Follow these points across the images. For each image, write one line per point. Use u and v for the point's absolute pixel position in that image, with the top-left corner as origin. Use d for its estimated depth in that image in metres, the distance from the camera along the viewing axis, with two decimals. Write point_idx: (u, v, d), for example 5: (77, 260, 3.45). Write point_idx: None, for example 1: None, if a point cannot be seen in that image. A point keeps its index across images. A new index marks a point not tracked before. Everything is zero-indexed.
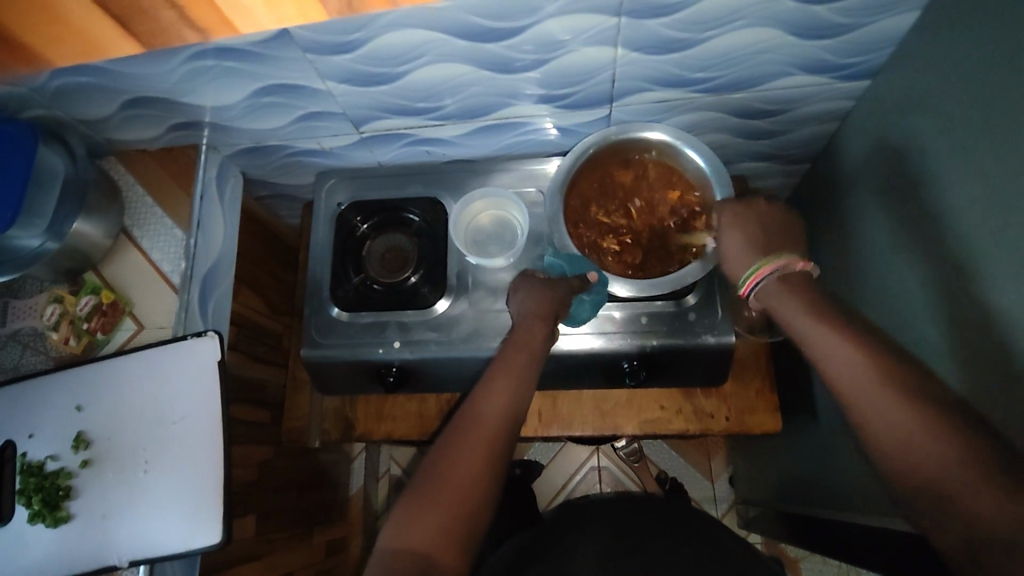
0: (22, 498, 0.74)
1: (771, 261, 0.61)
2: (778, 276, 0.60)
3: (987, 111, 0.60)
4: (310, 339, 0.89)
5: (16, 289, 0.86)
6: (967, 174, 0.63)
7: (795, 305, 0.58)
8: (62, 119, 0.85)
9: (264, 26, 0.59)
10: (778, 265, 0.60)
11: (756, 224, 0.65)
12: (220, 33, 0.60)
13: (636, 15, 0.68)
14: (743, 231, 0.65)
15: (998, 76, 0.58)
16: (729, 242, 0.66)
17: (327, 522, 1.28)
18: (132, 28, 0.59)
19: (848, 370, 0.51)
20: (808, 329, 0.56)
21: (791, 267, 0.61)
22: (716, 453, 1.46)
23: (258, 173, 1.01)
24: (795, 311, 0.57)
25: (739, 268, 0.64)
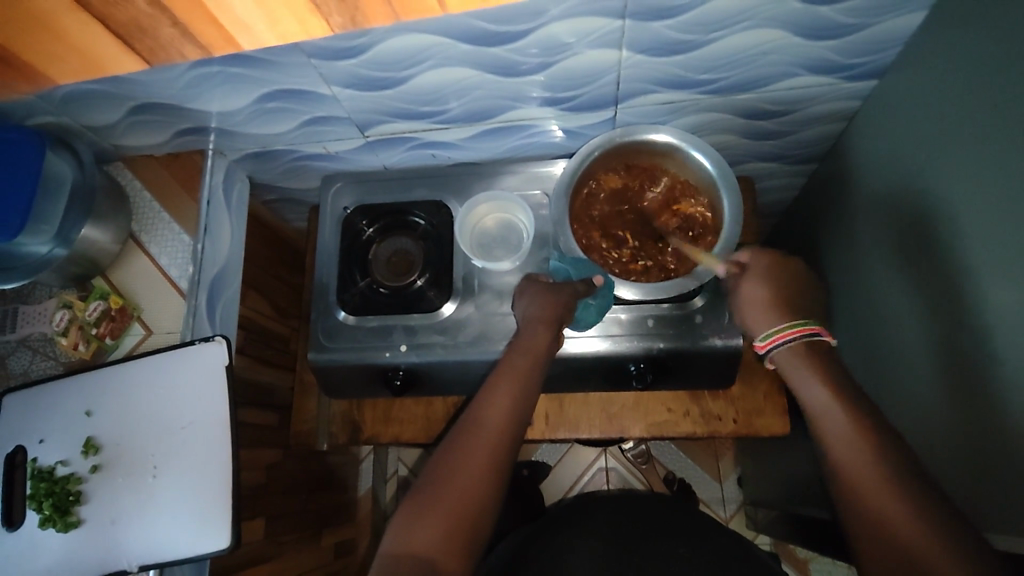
0: (34, 503, 0.74)
1: (795, 327, 0.62)
2: (798, 343, 0.62)
3: (998, 112, 0.59)
4: (317, 343, 0.89)
5: (25, 294, 0.86)
6: (979, 176, 0.63)
7: (809, 375, 0.60)
8: (69, 126, 0.85)
9: (263, 42, 0.59)
10: (802, 333, 0.62)
11: (782, 280, 0.65)
12: (222, 49, 0.60)
13: (640, 17, 0.68)
14: (768, 286, 0.64)
15: (1009, 76, 0.58)
16: (748, 291, 0.66)
17: (335, 524, 1.28)
18: (134, 44, 0.60)
19: (838, 429, 0.57)
20: (810, 392, 0.60)
21: (815, 336, 0.62)
22: (724, 453, 1.45)
23: (264, 178, 1.01)
24: (806, 377, 0.60)
25: (756, 325, 0.65)
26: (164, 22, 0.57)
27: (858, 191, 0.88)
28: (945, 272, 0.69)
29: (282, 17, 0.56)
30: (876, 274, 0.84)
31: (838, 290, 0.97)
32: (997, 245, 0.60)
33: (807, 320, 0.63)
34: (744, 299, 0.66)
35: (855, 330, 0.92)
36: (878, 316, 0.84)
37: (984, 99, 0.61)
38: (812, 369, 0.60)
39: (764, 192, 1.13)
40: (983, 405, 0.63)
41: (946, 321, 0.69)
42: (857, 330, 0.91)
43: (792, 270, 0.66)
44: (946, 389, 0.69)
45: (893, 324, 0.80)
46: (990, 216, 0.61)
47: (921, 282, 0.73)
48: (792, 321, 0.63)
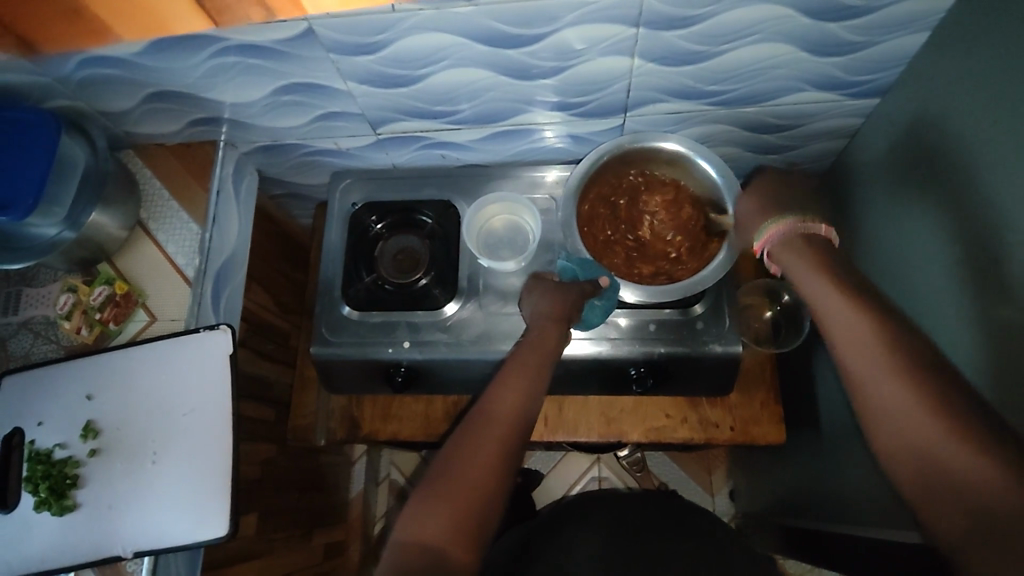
0: (29, 486, 0.74)
1: (794, 217, 0.62)
2: (791, 236, 0.62)
3: (990, 130, 0.61)
4: (320, 337, 0.89)
5: (30, 278, 0.86)
6: (969, 197, 0.65)
7: (806, 262, 0.60)
8: (84, 111, 0.86)
9: (327, 5, 0.65)
10: (795, 225, 0.62)
11: (780, 193, 0.66)
12: (285, 12, 0.65)
13: (654, 26, 0.70)
14: (767, 200, 0.66)
15: (1002, 97, 0.60)
16: (749, 207, 0.68)
17: (326, 524, 1.27)
18: (203, 4, 0.64)
19: (863, 342, 0.54)
20: (820, 293, 0.57)
21: (813, 229, 0.62)
22: (716, 467, 1.46)
23: (273, 171, 1.02)
24: (805, 267, 0.59)
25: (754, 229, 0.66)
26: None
27: (857, 208, 0.90)
28: (937, 298, 0.71)
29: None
30: (875, 290, 0.85)
31: None
32: (987, 266, 0.62)
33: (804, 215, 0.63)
34: (747, 210, 0.67)
35: None
36: None
37: (978, 117, 0.63)
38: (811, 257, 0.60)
39: None
40: None
41: (940, 337, 0.70)
42: None
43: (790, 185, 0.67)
44: None
45: None
46: (984, 226, 0.62)
47: (918, 302, 0.75)
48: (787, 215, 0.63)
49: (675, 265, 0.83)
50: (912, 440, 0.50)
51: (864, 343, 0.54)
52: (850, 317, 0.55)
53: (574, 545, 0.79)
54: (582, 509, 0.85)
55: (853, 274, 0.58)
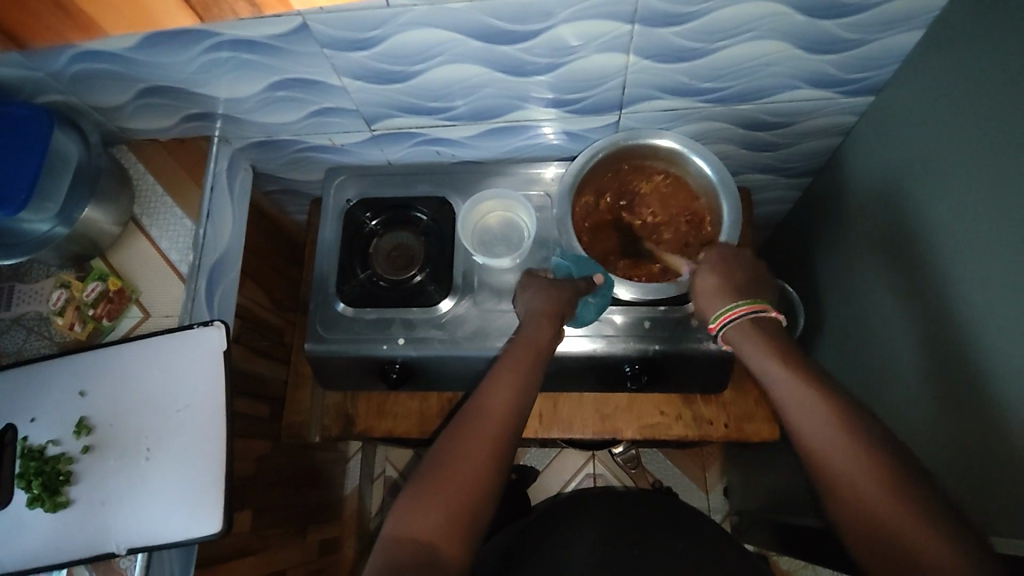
0: (22, 482, 0.74)
1: (744, 304, 0.67)
2: (748, 320, 0.66)
3: (995, 134, 0.61)
4: (314, 334, 0.89)
5: (22, 273, 0.86)
6: (973, 199, 0.65)
7: (759, 346, 0.64)
8: (76, 106, 0.85)
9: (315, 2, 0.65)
10: (750, 310, 0.66)
11: (732, 269, 0.70)
12: (272, 8, 0.66)
13: (649, 23, 0.70)
14: (718, 274, 0.70)
15: (1005, 100, 0.60)
16: (701, 279, 0.71)
17: (321, 521, 1.27)
18: None
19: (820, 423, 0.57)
20: (776, 376, 0.61)
21: (763, 313, 0.66)
22: (711, 464, 1.46)
23: (267, 167, 1.01)
24: (756, 348, 0.64)
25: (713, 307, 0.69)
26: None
27: (853, 207, 0.90)
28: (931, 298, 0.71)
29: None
30: (870, 287, 0.86)
31: (831, 302, 0.99)
32: (987, 268, 0.62)
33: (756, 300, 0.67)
34: (696, 289, 0.72)
35: (844, 341, 0.94)
36: (869, 329, 0.86)
37: (982, 121, 0.63)
38: (762, 343, 0.64)
39: (760, 205, 1.15)
40: (973, 418, 0.65)
41: (936, 336, 0.71)
42: (848, 342, 0.93)
43: (742, 259, 0.72)
44: (932, 402, 0.71)
45: (885, 336, 0.82)
46: (987, 225, 0.63)
47: (913, 302, 0.75)
48: (738, 302, 0.67)
49: (664, 269, 0.82)
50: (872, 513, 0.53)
51: (822, 424, 0.57)
52: (805, 397, 0.59)
53: (570, 544, 0.80)
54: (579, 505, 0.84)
55: (803, 358, 0.62)
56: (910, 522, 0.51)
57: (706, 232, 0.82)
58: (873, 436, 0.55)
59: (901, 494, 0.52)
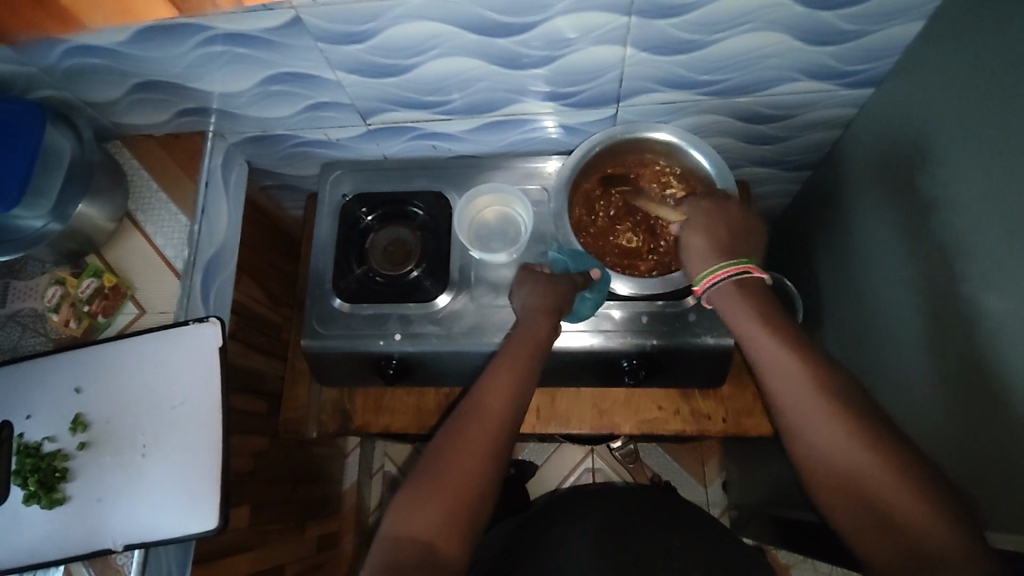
0: (18, 479, 0.73)
1: (732, 266, 0.67)
2: (734, 282, 0.66)
3: (996, 124, 0.61)
4: (311, 329, 0.89)
5: (17, 269, 0.85)
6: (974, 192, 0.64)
7: (749, 313, 0.64)
8: (70, 101, 0.85)
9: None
10: (737, 271, 0.66)
11: (717, 225, 0.71)
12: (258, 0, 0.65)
13: (646, 15, 0.69)
14: (706, 234, 0.70)
15: (1006, 92, 0.59)
16: (689, 240, 0.72)
17: (319, 516, 1.27)
18: None
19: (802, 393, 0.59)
20: (757, 338, 0.62)
21: (749, 274, 0.67)
22: (710, 458, 1.46)
23: (263, 162, 1.01)
24: (744, 316, 0.64)
25: (697, 268, 0.70)
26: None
27: (852, 201, 0.90)
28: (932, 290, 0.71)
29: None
30: (869, 282, 0.85)
31: (830, 297, 0.98)
32: (986, 259, 0.62)
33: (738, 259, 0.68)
34: (684, 248, 0.72)
35: (843, 335, 0.94)
36: (869, 324, 0.86)
37: (983, 111, 0.62)
38: (753, 310, 0.64)
39: (758, 198, 1.15)
40: (971, 414, 0.64)
41: (936, 330, 0.70)
42: (846, 336, 0.93)
43: (727, 215, 0.72)
44: (931, 397, 0.71)
45: (884, 331, 0.82)
46: (986, 218, 0.62)
47: (908, 294, 0.75)
48: (724, 262, 0.68)
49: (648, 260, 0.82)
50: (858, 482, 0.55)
51: (808, 394, 0.58)
52: (799, 373, 0.59)
53: (566, 541, 0.79)
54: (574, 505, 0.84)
55: (781, 317, 0.64)
56: (896, 491, 0.54)
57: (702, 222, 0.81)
58: (864, 408, 0.57)
59: (890, 464, 0.55)
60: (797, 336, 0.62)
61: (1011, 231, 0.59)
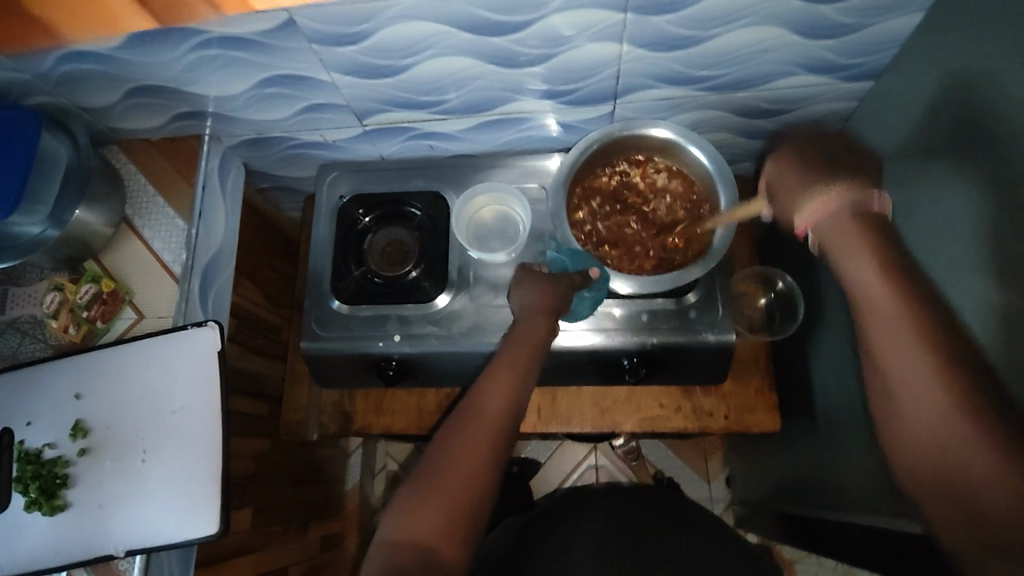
0: (19, 486, 0.73)
1: (837, 192, 0.57)
2: (841, 211, 0.57)
3: (982, 118, 0.60)
4: (310, 332, 0.89)
5: (15, 276, 0.85)
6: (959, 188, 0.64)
7: (855, 244, 0.55)
8: (65, 107, 0.84)
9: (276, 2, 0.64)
10: (848, 198, 0.56)
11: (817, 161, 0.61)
12: (231, 8, 0.65)
13: (642, 11, 0.68)
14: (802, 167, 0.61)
15: (994, 85, 0.58)
16: (783, 176, 0.63)
17: (322, 516, 1.27)
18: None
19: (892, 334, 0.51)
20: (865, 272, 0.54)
21: (864, 200, 0.56)
22: (713, 453, 1.46)
23: (260, 164, 1.01)
24: (847, 246, 0.55)
25: (793, 205, 0.61)
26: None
27: None
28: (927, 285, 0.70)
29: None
30: None
31: None
32: (976, 255, 0.61)
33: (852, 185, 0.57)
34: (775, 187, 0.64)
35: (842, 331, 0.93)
36: None
37: (971, 107, 0.62)
38: (858, 238, 0.55)
39: None
40: None
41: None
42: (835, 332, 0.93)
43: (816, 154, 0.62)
44: None
45: None
46: (972, 213, 0.62)
47: None
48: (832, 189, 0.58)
49: (634, 255, 0.82)
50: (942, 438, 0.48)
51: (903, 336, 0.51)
52: (895, 315, 0.51)
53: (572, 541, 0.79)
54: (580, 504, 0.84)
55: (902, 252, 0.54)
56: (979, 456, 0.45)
57: (698, 218, 0.82)
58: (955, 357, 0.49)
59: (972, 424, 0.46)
60: (905, 265, 0.53)
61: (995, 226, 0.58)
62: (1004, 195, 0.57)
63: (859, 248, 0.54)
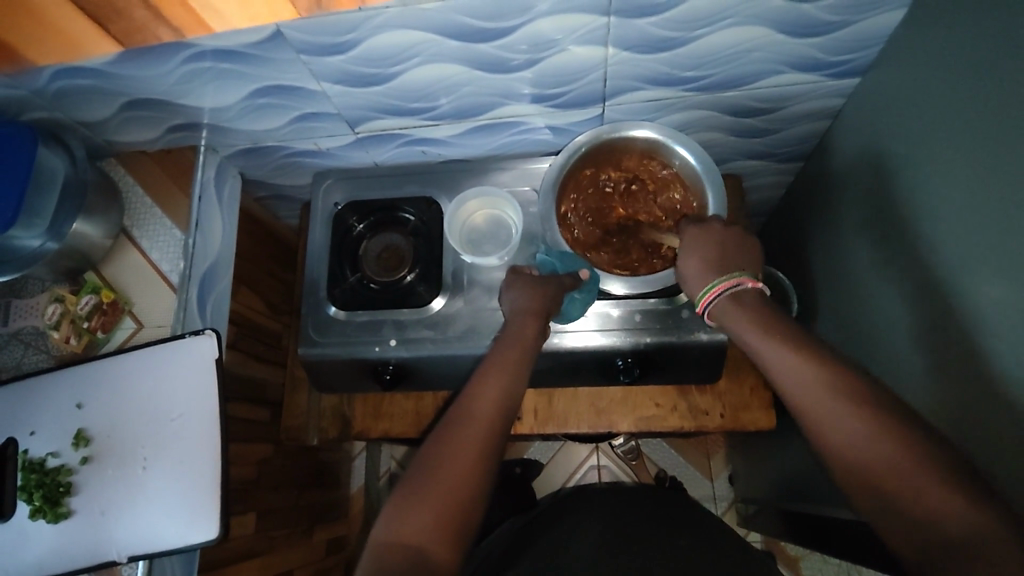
0: (24, 495, 0.75)
1: (725, 280, 0.65)
2: (730, 297, 0.65)
3: (986, 116, 0.59)
4: (307, 338, 0.90)
5: (18, 288, 0.87)
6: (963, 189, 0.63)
7: (744, 323, 0.62)
8: (62, 122, 0.86)
9: (234, 24, 0.65)
10: (732, 284, 0.64)
11: (715, 245, 0.68)
12: (194, 32, 0.65)
13: (625, 14, 0.69)
14: (700, 254, 0.68)
15: (997, 74, 0.58)
16: (687, 265, 0.69)
17: (327, 520, 1.28)
18: (110, 26, 0.65)
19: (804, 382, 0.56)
20: (763, 347, 0.60)
21: (742, 287, 0.65)
22: (715, 451, 1.46)
23: (256, 173, 1.02)
24: (748, 333, 0.62)
25: (697, 286, 0.68)
26: (138, 3, 0.62)
27: (843, 193, 0.89)
28: (922, 283, 0.70)
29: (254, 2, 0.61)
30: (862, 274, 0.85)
31: (825, 289, 0.97)
32: (983, 245, 0.60)
33: (731, 273, 0.66)
34: (682, 275, 0.70)
35: (837, 329, 0.94)
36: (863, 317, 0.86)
37: (972, 105, 0.61)
38: (747, 321, 0.62)
39: (752, 191, 1.14)
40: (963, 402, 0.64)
41: (926, 323, 0.70)
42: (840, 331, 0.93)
43: (714, 232, 0.69)
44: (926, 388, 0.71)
45: (877, 323, 0.82)
46: (977, 202, 0.61)
47: (903, 285, 0.74)
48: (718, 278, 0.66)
49: (642, 265, 0.82)
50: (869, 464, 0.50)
51: (804, 376, 0.56)
52: (798, 365, 0.57)
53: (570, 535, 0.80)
54: (580, 503, 0.88)
55: (783, 323, 0.61)
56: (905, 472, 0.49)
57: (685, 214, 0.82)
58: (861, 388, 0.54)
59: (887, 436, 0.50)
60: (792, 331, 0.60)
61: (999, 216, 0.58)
62: (1003, 188, 0.57)
63: (760, 335, 0.61)
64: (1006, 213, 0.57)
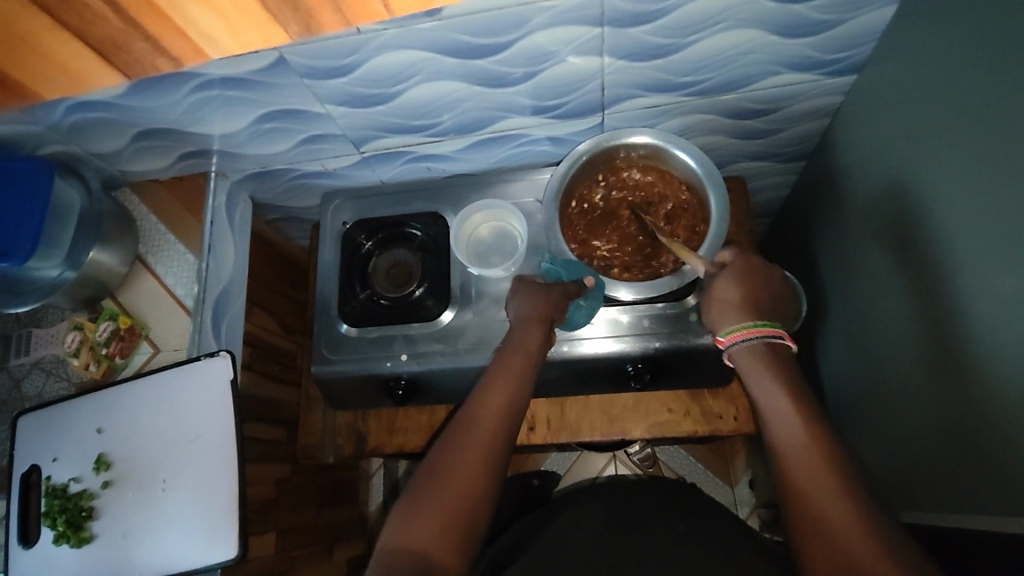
0: (47, 520, 0.76)
1: (765, 326, 0.67)
2: (760, 342, 0.66)
3: (986, 109, 0.59)
4: (320, 356, 0.91)
5: (39, 318, 0.89)
6: (970, 181, 0.63)
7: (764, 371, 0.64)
8: (77, 154, 0.88)
9: (229, 50, 0.64)
10: (767, 333, 0.66)
11: (756, 285, 0.70)
12: (191, 60, 0.66)
13: (618, 24, 0.70)
14: (740, 288, 0.69)
15: (994, 63, 0.57)
16: (724, 290, 0.70)
17: (347, 539, 1.28)
18: (114, 60, 0.66)
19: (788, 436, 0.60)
20: (765, 394, 0.63)
21: (776, 338, 0.66)
22: (736, 457, 1.45)
23: (266, 197, 1.04)
24: (760, 374, 0.64)
25: (725, 320, 0.69)
26: (136, 37, 0.62)
27: (848, 189, 0.89)
28: (931, 273, 0.70)
29: (244, 31, 0.61)
30: (870, 269, 0.85)
31: (833, 291, 0.97)
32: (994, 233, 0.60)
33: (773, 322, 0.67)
34: (713, 296, 0.72)
35: (848, 325, 0.93)
36: (871, 312, 0.85)
37: (971, 99, 0.61)
38: (772, 365, 0.64)
39: (756, 193, 1.14)
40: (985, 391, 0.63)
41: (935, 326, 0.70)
42: (849, 328, 0.93)
43: (770, 281, 0.71)
44: (943, 380, 0.70)
45: (887, 318, 0.81)
46: (981, 192, 0.61)
47: (912, 276, 0.74)
48: (756, 322, 0.67)
49: (645, 260, 0.83)
50: (828, 524, 0.54)
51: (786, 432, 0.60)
52: (790, 419, 0.60)
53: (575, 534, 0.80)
54: (585, 493, 0.86)
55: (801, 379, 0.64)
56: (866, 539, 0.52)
57: (684, 201, 0.84)
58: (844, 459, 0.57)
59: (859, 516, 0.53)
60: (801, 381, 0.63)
61: (1006, 204, 0.58)
62: (1012, 176, 0.56)
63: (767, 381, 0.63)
64: (1014, 200, 0.56)
